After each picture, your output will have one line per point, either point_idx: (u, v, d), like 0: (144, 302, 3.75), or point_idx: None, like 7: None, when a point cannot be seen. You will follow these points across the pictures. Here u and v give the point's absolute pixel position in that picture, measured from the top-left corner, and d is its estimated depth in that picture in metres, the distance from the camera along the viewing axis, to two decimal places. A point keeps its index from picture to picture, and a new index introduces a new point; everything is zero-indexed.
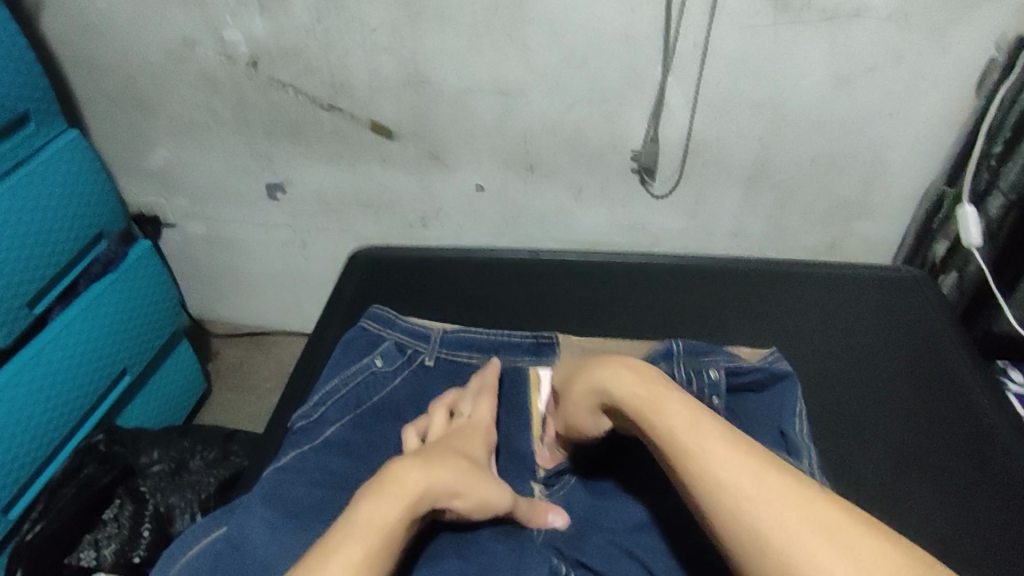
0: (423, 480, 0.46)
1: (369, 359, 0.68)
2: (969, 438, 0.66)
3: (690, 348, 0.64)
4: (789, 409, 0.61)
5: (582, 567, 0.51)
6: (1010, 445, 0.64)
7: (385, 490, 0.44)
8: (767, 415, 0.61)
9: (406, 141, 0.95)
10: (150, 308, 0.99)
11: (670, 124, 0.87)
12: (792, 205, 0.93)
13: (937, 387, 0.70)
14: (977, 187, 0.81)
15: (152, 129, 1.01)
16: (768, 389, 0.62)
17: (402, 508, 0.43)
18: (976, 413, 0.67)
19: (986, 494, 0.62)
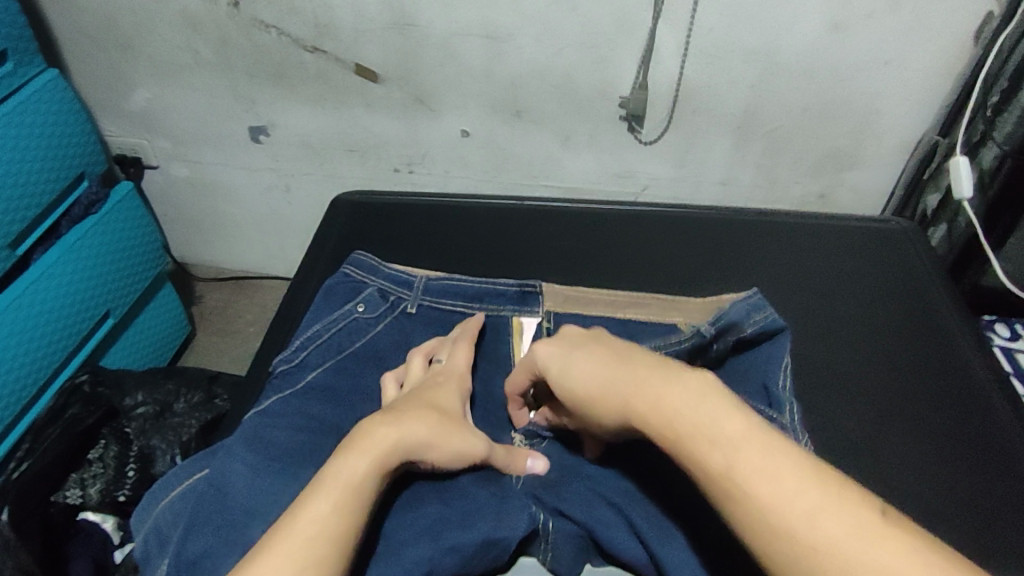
0: (393, 434, 0.46)
1: (351, 306, 0.68)
2: (951, 392, 0.67)
3: (683, 307, 0.64)
4: (776, 361, 0.60)
5: (561, 516, 0.52)
6: (991, 400, 0.65)
7: (355, 446, 0.45)
8: (753, 369, 0.61)
9: (392, 86, 0.93)
10: (134, 251, 0.99)
11: (661, 70, 0.85)
12: (782, 153, 0.92)
13: (922, 339, 0.71)
14: (970, 138, 0.79)
15: (131, 70, 0.99)
16: (755, 341, 0.62)
17: (367, 463, 0.44)
18: (959, 368, 0.68)
19: (967, 447, 0.63)
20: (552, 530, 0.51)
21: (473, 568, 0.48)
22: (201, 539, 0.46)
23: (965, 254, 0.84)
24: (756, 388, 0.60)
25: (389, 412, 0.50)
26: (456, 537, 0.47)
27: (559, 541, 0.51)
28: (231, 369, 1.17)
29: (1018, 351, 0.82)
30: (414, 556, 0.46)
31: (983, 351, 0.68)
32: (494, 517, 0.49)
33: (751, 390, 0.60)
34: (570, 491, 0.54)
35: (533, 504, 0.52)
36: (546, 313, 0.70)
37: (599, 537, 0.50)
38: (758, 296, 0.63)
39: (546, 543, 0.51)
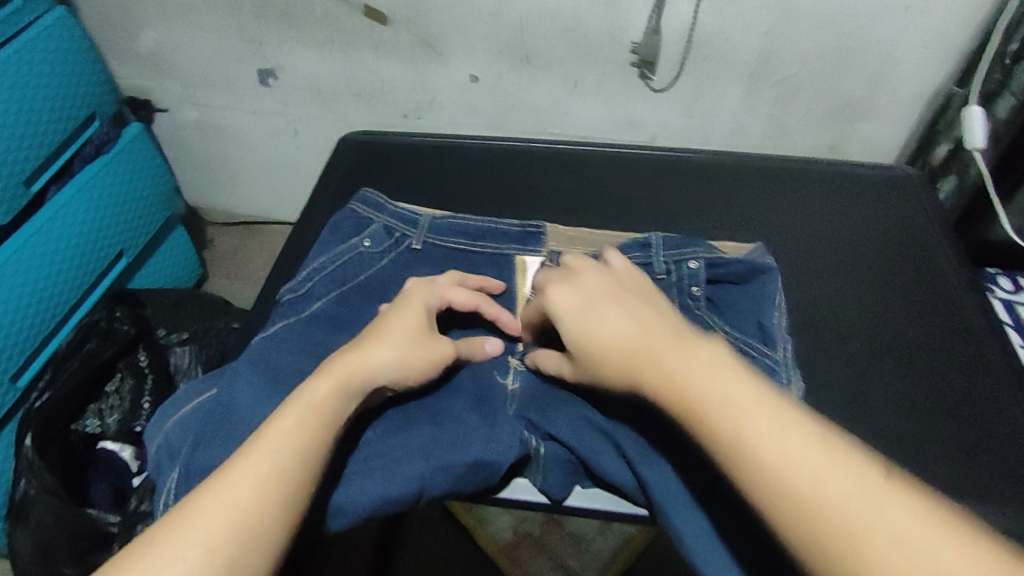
0: (356, 361, 0.49)
1: (355, 242, 0.68)
2: (942, 334, 0.65)
3: (669, 239, 0.64)
4: (766, 301, 0.60)
5: (553, 440, 0.52)
6: (980, 341, 0.64)
7: (319, 372, 0.48)
8: (748, 306, 0.60)
9: (399, 28, 0.92)
10: (145, 193, 1.00)
11: (673, 15, 0.83)
12: (794, 104, 0.91)
13: (916, 283, 0.69)
14: (986, 88, 0.77)
15: (139, 9, 0.98)
16: (748, 281, 0.61)
17: (329, 388, 0.47)
18: (951, 310, 0.67)
19: (959, 385, 0.62)
20: (543, 454, 0.52)
21: (464, 488, 0.50)
22: (209, 452, 0.49)
23: (973, 205, 0.84)
24: (750, 325, 0.59)
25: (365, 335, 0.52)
26: (446, 457, 0.50)
27: (550, 465, 0.52)
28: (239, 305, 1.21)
29: (1019, 304, 0.82)
30: (408, 473, 0.49)
31: (978, 299, 0.68)
32: (483, 439, 0.51)
33: (746, 326, 0.59)
34: (562, 419, 0.52)
35: (524, 429, 0.53)
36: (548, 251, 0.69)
37: (590, 462, 0.51)
38: (766, 254, 0.64)
39: (538, 465, 0.52)
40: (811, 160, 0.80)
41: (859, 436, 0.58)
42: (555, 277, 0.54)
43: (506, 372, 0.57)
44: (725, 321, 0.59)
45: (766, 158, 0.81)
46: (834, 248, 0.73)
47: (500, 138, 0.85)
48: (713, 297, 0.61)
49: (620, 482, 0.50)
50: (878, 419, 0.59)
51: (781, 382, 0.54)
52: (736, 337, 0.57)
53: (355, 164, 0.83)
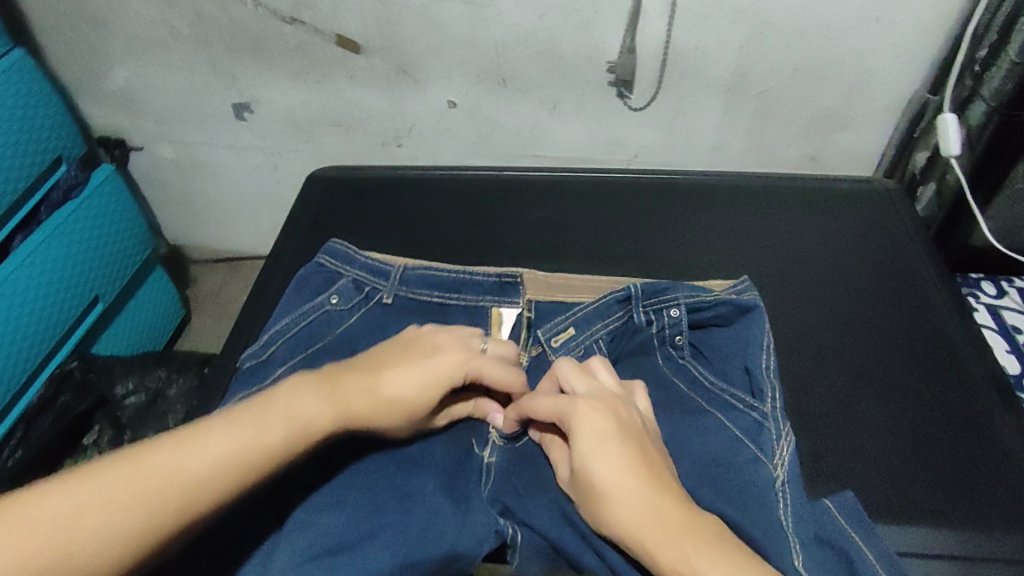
0: (365, 408, 0.52)
1: (322, 297, 0.67)
2: (925, 351, 0.65)
3: (648, 286, 0.64)
4: (754, 344, 0.60)
5: (528, 527, 0.53)
6: (963, 357, 0.64)
7: (329, 401, 0.51)
8: (733, 351, 0.61)
9: (374, 57, 0.91)
10: (119, 237, 0.98)
11: (648, 34, 0.83)
12: (772, 117, 0.91)
13: (897, 300, 0.69)
14: (960, 94, 0.78)
15: (107, 47, 0.96)
16: (733, 322, 0.62)
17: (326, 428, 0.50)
18: (934, 326, 0.67)
19: (942, 405, 0.61)
20: (519, 542, 0.52)
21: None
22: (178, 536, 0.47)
23: (954, 213, 0.83)
24: (737, 370, 0.60)
25: (391, 372, 0.54)
26: (415, 552, 0.49)
27: (524, 551, 0.52)
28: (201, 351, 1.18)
29: (1003, 309, 0.82)
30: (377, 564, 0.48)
31: (959, 314, 0.68)
32: (446, 529, 0.50)
33: (733, 373, 0.60)
34: (539, 500, 0.53)
35: (499, 517, 0.53)
36: (526, 303, 0.69)
37: (565, 552, 0.51)
38: (750, 288, 0.64)
39: (514, 550, 0.52)
40: (790, 177, 0.80)
41: (844, 465, 0.58)
42: (568, 365, 0.54)
43: (485, 444, 0.59)
44: (710, 369, 0.61)
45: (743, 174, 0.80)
46: (815, 268, 0.73)
47: (476, 170, 0.84)
48: (698, 344, 0.63)
49: (588, 565, 0.50)
50: (866, 446, 0.59)
51: (770, 435, 0.55)
52: (724, 389, 0.59)
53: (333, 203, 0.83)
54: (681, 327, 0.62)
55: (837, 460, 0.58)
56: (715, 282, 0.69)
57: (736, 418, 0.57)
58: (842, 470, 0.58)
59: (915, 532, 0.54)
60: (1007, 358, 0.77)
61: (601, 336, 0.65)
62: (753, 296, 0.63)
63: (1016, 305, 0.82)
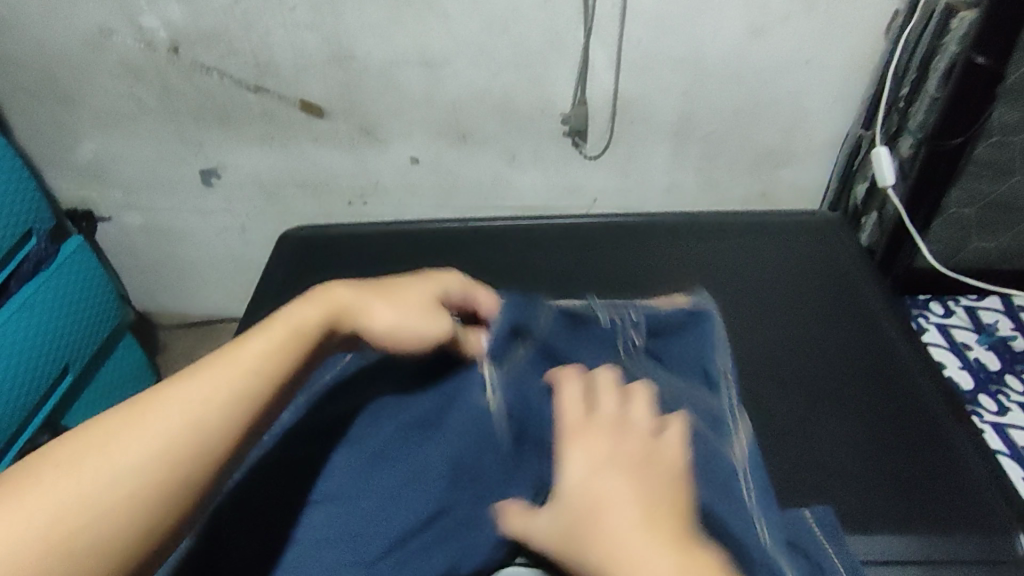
0: (350, 298, 0.54)
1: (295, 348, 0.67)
2: (877, 368, 0.68)
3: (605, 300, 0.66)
4: (709, 345, 0.61)
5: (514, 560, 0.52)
6: (912, 372, 0.67)
7: (311, 296, 0.52)
8: (692, 356, 0.61)
9: (337, 119, 0.96)
10: (89, 306, 0.98)
11: (596, 86, 0.89)
12: (720, 157, 0.96)
13: (848, 321, 0.73)
14: (888, 129, 0.84)
15: (75, 122, 0.99)
16: (689, 328, 0.63)
17: (319, 312, 0.51)
18: (884, 344, 0.70)
19: (896, 417, 0.64)
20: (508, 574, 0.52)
21: None
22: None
23: (896, 238, 0.87)
24: (695, 370, 0.60)
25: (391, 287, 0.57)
26: None
27: None
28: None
29: (952, 327, 0.86)
30: None
31: (905, 332, 0.71)
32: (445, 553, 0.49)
33: (692, 374, 0.60)
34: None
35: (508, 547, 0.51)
36: None
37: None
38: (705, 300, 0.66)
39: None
40: (739, 212, 0.85)
41: (808, 479, 0.60)
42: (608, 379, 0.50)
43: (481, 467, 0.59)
44: (668, 369, 0.60)
45: (694, 213, 0.85)
46: (769, 296, 0.76)
47: (438, 219, 0.87)
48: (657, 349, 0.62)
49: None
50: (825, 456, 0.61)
51: (730, 426, 0.55)
52: (681, 382, 0.58)
53: (300, 261, 0.84)
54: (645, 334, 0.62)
55: (802, 477, 0.60)
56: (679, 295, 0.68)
57: (696, 401, 0.56)
58: (805, 484, 0.59)
59: (879, 540, 0.56)
60: (959, 374, 0.80)
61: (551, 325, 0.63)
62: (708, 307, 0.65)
63: (964, 323, 0.86)
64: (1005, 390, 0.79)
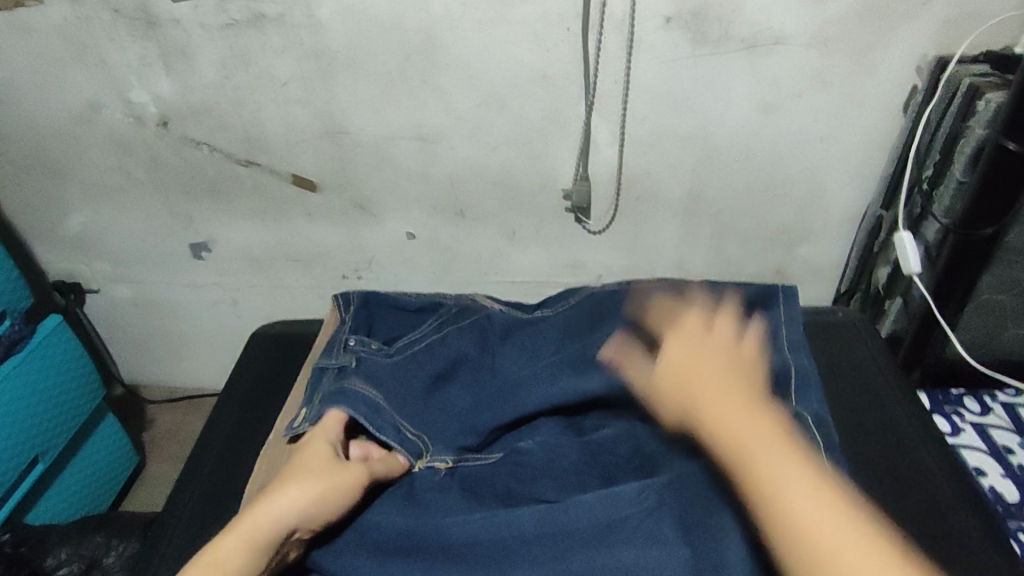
0: (271, 514, 0.57)
1: (280, 459, 0.68)
2: (925, 508, 0.65)
3: (334, 353, 0.74)
4: (384, 305, 0.79)
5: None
6: (961, 514, 0.64)
7: (230, 528, 0.56)
8: (382, 321, 0.78)
9: (330, 194, 0.93)
10: (67, 389, 0.95)
11: (599, 161, 0.85)
12: (731, 234, 0.91)
13: (889, 448, 0.70)
14: (911, 212, 0.80)
15: (64, 195, 0.97)
16: (367, 312, 0.79)
17: (234, 539, 0.55)
18: (924, 477, 0.67)
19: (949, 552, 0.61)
20: None
21: None
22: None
23: (923, 328, 0.80)
24: (415, 316, 0.78)
25: (260, 513, 0.56)
26: None
27: None
28: (138, 508, 1.08)
29: (991, 428, 0.78)
30: None
31: (945, 461, 0.68)
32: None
33: (395, 325, 0.78)
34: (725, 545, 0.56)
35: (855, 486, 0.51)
36: (429, 330, 0.75)
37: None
38: (346, 296, 0.80)
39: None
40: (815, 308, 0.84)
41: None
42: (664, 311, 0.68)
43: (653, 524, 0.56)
44: (388, 328, 0.78)
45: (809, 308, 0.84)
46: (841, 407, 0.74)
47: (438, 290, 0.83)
48: (368, 328, 0.77)
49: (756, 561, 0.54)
50: (934, 467, 0.68)
51: (451, 304, 0.78)
52: (417, 311, 0.78)
53: (268, 355, 0.90)
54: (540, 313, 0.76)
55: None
56: (378, 330, 0.78)
57: (445, 312, 0.77)
58: None
59: None
60: (1003, 485, 0.73)
61: (430, 321, 0.77)
62: (354, 296, 0.80)
63: (1002, 422, 0.79)
64: None
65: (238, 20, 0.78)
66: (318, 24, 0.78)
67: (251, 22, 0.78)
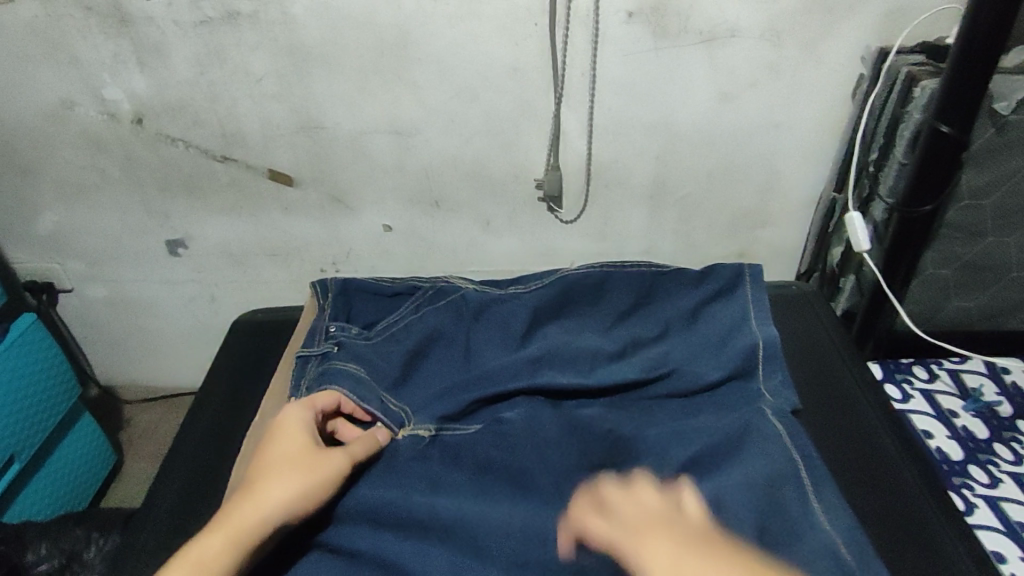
0: (256, 510, 0.56)
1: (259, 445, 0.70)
2: (867, 458, 0.71)
3: (315, 338, 0.77)
4: (363, 289, 0.82)
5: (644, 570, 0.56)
6: (899, 461, 0.70)
7: (215, 525, 0.56)
8: (362, 304, 0.81)
9: (307, 188, 0.94)
10: (42, 388, 0.95)
11: (569, 151, 0.89)
12: (696, 219, 0.95)
13: (835, 407, 0.75)
14: (860, 193, 0.86)
15: (35, 194, 0.96)
16: (347, 297, 0.82)
17: (220, 537, 0.55)
18: (865, 431, 0.73)
19: (891, 496, 0.67)
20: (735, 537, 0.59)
21: None
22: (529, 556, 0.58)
23: (874, 303, 0.86)
24: (395, 299, 0.82)
25: (246, 511, 0.56)
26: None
27: None
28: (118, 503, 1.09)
29: (938, 393, 0.84)
30: None
31: (884, 415, 0.74)
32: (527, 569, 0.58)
33: (377, 307, 0.81)
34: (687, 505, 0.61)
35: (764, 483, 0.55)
36: (408, 311, 0.79)
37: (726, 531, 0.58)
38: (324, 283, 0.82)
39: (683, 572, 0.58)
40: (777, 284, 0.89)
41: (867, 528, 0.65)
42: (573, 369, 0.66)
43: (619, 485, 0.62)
44: (371, 309, 0.81)
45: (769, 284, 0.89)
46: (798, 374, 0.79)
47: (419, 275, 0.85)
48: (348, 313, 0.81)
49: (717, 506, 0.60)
50: (876, 421, 0.74)
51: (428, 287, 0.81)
52: (396, 293, 0.82)
53: (253, 343, 0.92)
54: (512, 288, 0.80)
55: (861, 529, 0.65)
56: (358, 309, 0.81)
57: (424, 293, 0.81)
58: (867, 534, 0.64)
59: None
60: (948, 445, 0.79)
61: (409, 302, 0.80)
62: (332, 284, 0.82)
63: (948, 388, 0.84)
64: (994, 460, 0.78)
65: (213, 17, 0.80)
66: (292, 21, 0.80)
67: (226, 18, 0.80)
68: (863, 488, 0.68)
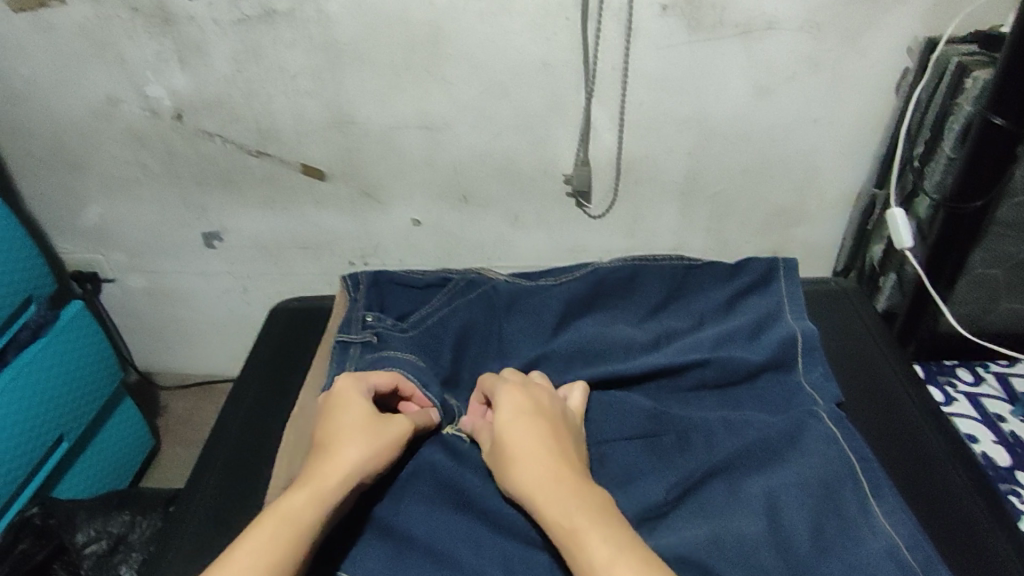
0: (335, 471, 0.57)
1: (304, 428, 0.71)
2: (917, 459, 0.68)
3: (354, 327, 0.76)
4: (394, 281, 0.81)
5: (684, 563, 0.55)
6: (950, 463, 0.67)
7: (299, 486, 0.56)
8: (393, 296, 0.80)
9: (338, 182, 0.96)
10: (88, 373, 0.98)
11: (599, 147, 0.88)
12: (729, 215, 0.93)
13: (880, 406, 0.72)
14: (904, 188, 0.83)
15: (82, 188, 1.00)
16: (378, 291, 0.81)
17: (303, 496, 0.55)
18: (914, 431, 0.70)
19: (945, 498, 0.64)
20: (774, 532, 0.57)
21: None
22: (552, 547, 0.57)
23: (916, 302, 0.83)
24: (427, 291, 0.80)
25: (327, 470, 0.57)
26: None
27: None
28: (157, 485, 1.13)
29: (985, 398, 0.81)
30: None
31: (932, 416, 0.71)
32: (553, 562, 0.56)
33: (409, 299, 0.80)
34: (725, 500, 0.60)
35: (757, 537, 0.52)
36: (442, 301, 0.78)
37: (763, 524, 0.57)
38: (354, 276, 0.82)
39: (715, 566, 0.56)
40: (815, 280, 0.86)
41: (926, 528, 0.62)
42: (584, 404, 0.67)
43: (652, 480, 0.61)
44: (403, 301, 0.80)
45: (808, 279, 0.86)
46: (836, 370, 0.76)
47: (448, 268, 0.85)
48: (381, 305, 0.80)
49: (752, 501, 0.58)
50: (924, 423, 0.71)
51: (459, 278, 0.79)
52: (426, 285, 0.80)
53: (285, 333, 0.93)
54: (545, 278, 0.78)
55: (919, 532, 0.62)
56: (388, 300, 0.80)
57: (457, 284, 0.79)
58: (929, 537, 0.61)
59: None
60: (994, 450, 0.75)
61: (443, 293, 0.79)
62: (363, 277, 0.81)
63: (995, 392, 0.81)
64: None
65: (250, 15, 0.81)
66: (326, 18, 0.80)
67: (263, 17, 0.81)
68: (911, 492, 0.65)
